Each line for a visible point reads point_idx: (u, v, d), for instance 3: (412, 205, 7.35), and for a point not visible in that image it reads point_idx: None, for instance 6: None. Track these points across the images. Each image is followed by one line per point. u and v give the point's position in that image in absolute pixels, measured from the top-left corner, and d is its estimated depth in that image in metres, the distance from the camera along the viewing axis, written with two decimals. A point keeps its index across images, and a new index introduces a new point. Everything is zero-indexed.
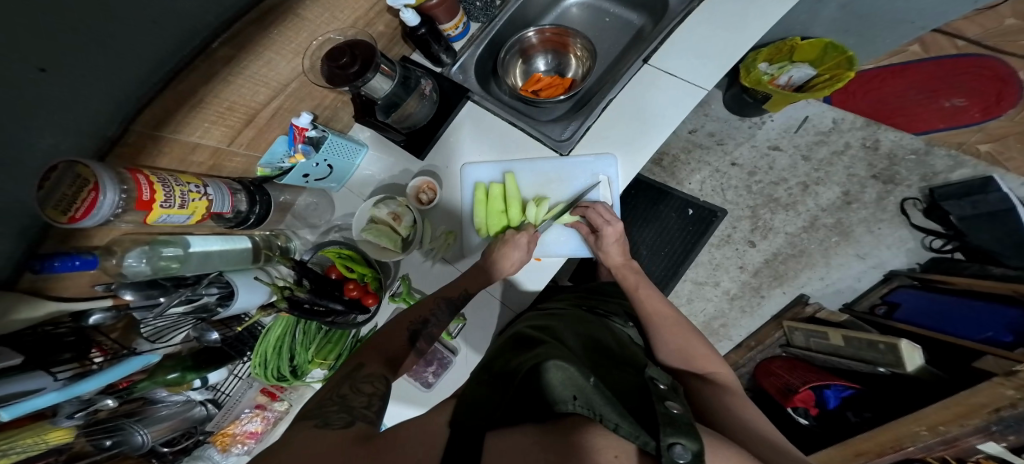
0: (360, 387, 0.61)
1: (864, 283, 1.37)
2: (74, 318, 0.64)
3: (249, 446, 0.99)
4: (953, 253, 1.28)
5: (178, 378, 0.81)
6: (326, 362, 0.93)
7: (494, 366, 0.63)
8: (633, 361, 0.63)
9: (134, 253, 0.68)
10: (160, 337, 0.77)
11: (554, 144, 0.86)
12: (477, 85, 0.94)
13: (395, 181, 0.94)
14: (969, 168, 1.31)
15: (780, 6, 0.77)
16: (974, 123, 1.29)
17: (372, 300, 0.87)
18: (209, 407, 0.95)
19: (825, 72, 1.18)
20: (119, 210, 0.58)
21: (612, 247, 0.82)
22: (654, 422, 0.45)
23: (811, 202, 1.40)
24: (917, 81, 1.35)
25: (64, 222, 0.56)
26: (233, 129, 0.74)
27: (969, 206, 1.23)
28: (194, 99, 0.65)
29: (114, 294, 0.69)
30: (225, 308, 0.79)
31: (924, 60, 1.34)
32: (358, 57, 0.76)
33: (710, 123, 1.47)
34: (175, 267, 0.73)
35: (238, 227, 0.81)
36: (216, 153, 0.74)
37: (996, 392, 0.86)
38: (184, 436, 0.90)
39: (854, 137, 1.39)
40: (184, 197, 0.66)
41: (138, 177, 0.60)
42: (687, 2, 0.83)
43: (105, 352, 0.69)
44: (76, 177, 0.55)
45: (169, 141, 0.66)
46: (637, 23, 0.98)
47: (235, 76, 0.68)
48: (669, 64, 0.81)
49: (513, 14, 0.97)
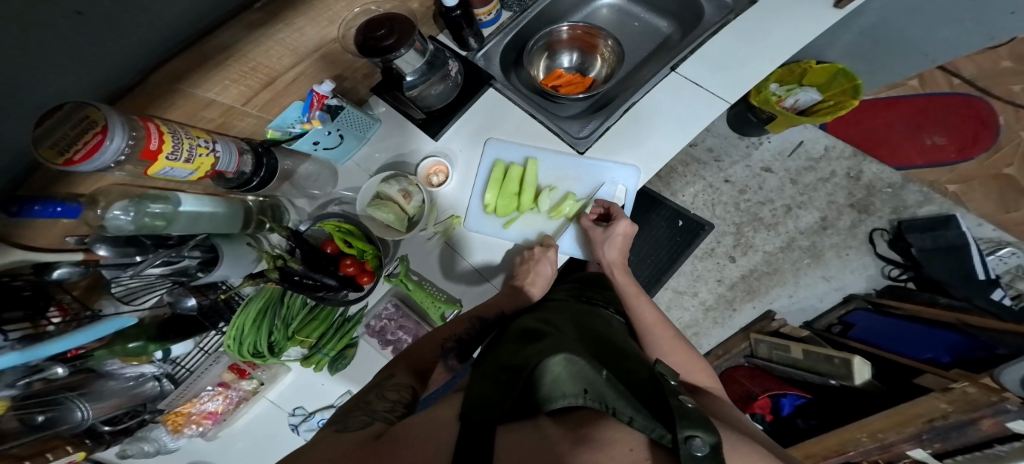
0: (386, 395, 0.64)
1: (826, 303, 1.46)
2: (37, 271, 0.60)
3: (205, 427, 0.96)
4: (907, 282, 1.39)
5: (139, 348, 0.75)
6: (308, 340, 0.89)
7: (500, 359, 0.64)
8: (636, 357, 0.64)
9: (120, 205, 0.64)
10: (133, 298, 0.74)
11: (571, 140, 0.88)
12: (500, 73, 0.95)
13: (404, 159, 0.92)
14: (935, 205, 1.42)
15: (805, 30, 0.82)
16: (950, 161, 1.42)
17: (367, 278, 0.84)
18: (164, 383, 0.89)
19: (830, 98, 1.24)
20: (122, 158, 0.54)
21: (609, 249, 0.82)
22: (670, 415, 0.47)
23: (791, 224, 1.49)
24: (907, 113, 1.47)
25: (58, 165, 0.51)
26: (252, 90, 0.72)
27: (929, 240, 1.33)
28: (219, 57, 0.62)
29: (87, 249, 0.64)
30: (205, 274, 0.76)
31: (918, 94, 1.46)
32: (395, 31, 0.75)
33: (711, 138, 1.54)
34: (161, 225, 0.68)
35: (238, 189, 0.78)
36: (227, 112, 0.71)
37: (931, 404, 0.91)
38: (129, 416, 0.85)
39: (841, 166, 1.48)
40: (192, 151, 0.63)
41: (148, 124, 0.57)
42: (722, 14, 0.87)
43: (65, 312, 0.65)
44: (83, 118, 0.51)
45: (186, 95, 0.63)
46: (665, 31, 1.02)
47: (265, 39, 0.67)
48: (695, 74, 0.85)
49: (545, 7, 0.98)
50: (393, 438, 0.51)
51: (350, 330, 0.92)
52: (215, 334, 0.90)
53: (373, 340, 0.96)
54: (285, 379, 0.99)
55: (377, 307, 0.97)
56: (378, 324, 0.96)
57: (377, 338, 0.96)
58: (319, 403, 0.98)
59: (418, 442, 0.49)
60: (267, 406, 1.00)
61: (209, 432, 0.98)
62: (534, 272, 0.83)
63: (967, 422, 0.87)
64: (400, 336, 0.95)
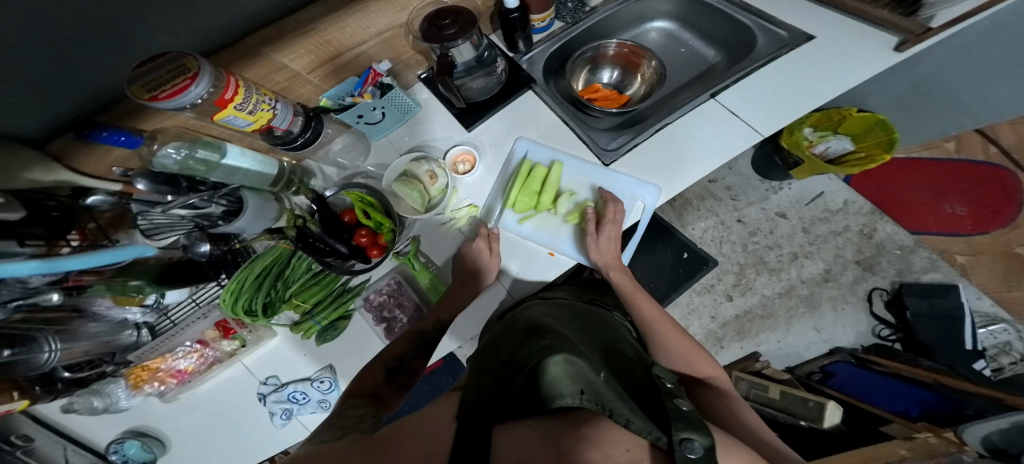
0: (347, 413, 0.60)
1: (811, 352, 1.41)
2: (74, 194, 0.66)
3: (166, 387, 0.91)
4: (894, 343, 1.36)
5: (136, 287, 0.77)
6: (302, 305, 0.87)
7: (500, 354, 0.64)
8: (641, 362, 0.66)
9: (174, 146, 0.71)
10: (155, 234, 0.73)
11: (599, 151, 0.88)
12: (541, 77, 0.96)
13: (433, 144, 0.92)
14: (941, 272, 1.39)
15: (855, 76, 0.82)
16: (963, 232, 1.37)
17: (377, 252, 0.83)
18: (141, 333, 0.87)
19: (863, 150, 1.14)
20: (199, 101, 0.60)
21: (597, 248, 0.81)
22: (667, 419, 0.46)
23: (795, 272, 1.47)
24: (933, 177, 1.42)
25: (143, 101, 0.57)
26: (319, 61, 0.78)
27: (927, 305, 1.31)
28: (291, 32, 0.70)
29: (126, 182, 0.70)
30: (225, 224, 0.74)
31: (949, 159, 1.38)
32: (459, 22, 0.76)
33: (731, 177, 1.56)
34: (200, 171, 0.72)
35: (282, 148, 0.79)
36: (294, 77, 0.78)
37: (890, 449, 0.88)
38: (90, 365, 0.82)
39: (856, 221, 1.47)
40: (257, 105, 0.67)
41: (229, 78, 0.62)
42: (775, 48, 0.88)
43: (83, 237, 0.68)
44: (181, 64, 0.58)
45: (266, 58, 0.71)
46: (711, 59, 1.04)
47: (342, 16, 0.73)
48: (734, 104, 0.86)
49: (596, 23, 1.01)
50: (378, 444, 0.49)
51: (347, 302, 0.89)
52: (212, 287, 0.89)
53: (369, 315, 0.91)
54: (269, 344, 0.95)
55: (378, 282, 0.93)
56: (378, 299, 0.91)
57: (374, 313, 0.91)
58: (297, 375, 0.93)
59: (414, 444, 0.48)
60: (241, 371, 0.95)
61: (168, 393, 0.92)
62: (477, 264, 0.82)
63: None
64: (398, 314, 0.91)
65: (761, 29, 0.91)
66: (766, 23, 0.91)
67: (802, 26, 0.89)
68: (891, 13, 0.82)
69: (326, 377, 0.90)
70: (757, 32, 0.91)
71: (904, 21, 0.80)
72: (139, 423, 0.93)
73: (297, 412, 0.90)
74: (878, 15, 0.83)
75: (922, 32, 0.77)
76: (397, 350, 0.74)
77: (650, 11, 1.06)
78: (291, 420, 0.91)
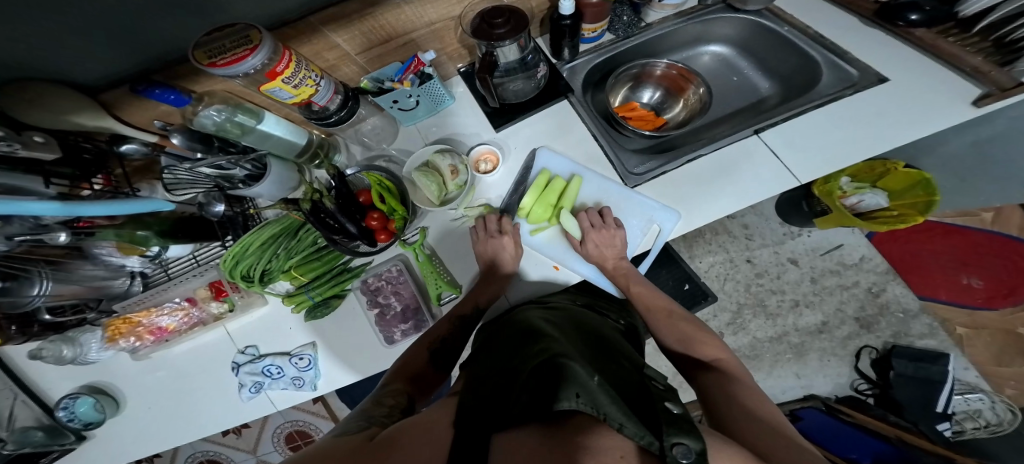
0: (382, 400, 0.63)
1: (786, 396, 1.34)
2: (111, 140, 0.71)
3: (141, 344, 0.88)
4: (867, 397, 1.30)
5: (144, 238, 0.77)
6: (300, 278, 0.85)
7: (498, 360, 0.61)
8: (632, 363, 0.63)
9: (216, 107, 0.71)
10: (175, 188, 0.78)
11: (625, 173, 0.86)
12: (580, 88, 0.96)
13: (461, 138, 0.91)
14: (937, 339, 1.31)
15: (910, 132, 0.79)
16: (974, 305, 1.29)
17: (385, 237, 0.81)
18: (133, 283, 0.87)
19: (896, 208, 1.10)
20: (252, 71, 0.60)
21: (591, 249, 0.80)
22: (657, 421, 0.42)
23: (792, 320, 1.38)
24: (959, 247, 1.32)
25: (203, 65, 0.58)
26: (371, 43, 0.77)
27: (912, 367, 1.24)
28: (353, 16, 0.70)
29: (161, 135, 0.75)
30: (246, 188, 0.75)
31: (981, 230, 1.29)
32: (511, 23, 0.75)
33: (751, 216, 1.45)
34: (235, 133, 0.73)
35: (316, 122, 0.78)
36: (343, 57, 0.77)
37: None
38: (74, 310, 0.83)
39: (867, 279, 1.37)
40: (303, 80, 0.66)
41: (285, 52, 0.62)
42: (840, 86, 0.86)
43: (107, 182, 0.72)
44: (245, 36, 0.59)
45: (322, 36, 0.71)
46: (763, 92, 1.03)
47: (402, 4, 0.73)
48: (774, 144, 0.84)
49: (650, 40, 1.00)
50: (380, 446, 0.48)
51: (344, 282, 0.86)
52: (216, 247, 0.89)
53: (364, 298, 0.88)
54: (257, 311, 0.91)
55: (380, 267, 0.89)
56: (376, 283, 0.88)
57: (369, 297, 0.88)
58: (276, 347, 0.89)
59: (422, 441, 0.47)
60: (222, 336, 0.91)
61: (142, 350, 0.89)
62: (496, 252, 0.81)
63: None
64: (392, 302, 0.87)
65: (829, 66, 0.89)
66: (838, 60, 0.88)
67: (875, 66, 0.85)
68: (983, 62, 0.78)
69: (306, 354, 0.87)
70: (826, 68, 0.89)
71: (995, 72, 0.76)
72: (99, 380, 0.90)
73: (267, 387, 0.86)
74: (967, 61, 0.79)
75: (1009, 88, 0.73)
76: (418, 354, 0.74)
77: (709, 35, 1.04)
78: (258, 394, 0.87)
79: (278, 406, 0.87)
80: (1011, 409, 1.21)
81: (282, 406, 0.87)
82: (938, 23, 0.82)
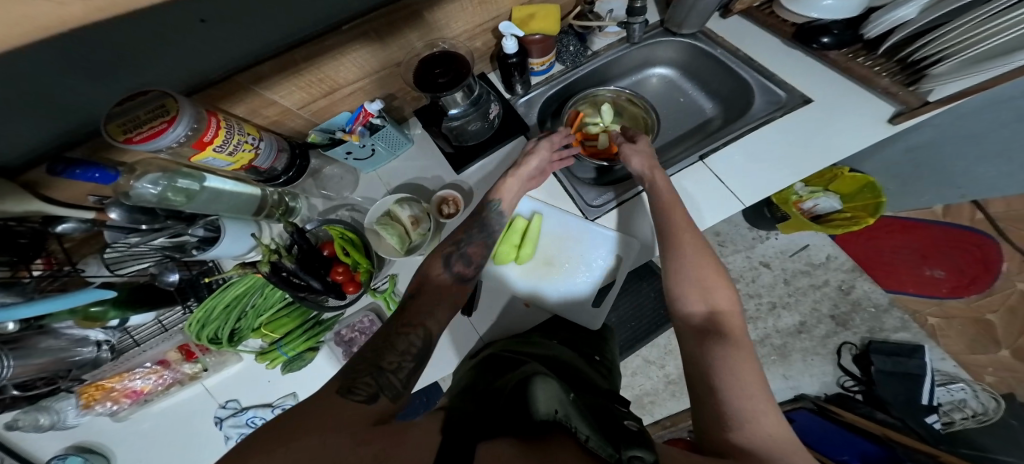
0: (394, 340, 0.54)
1: (776, 398, 1.35)
2: (45, 221, 0.66)
3: (119, 406, 0.85)
4: (856, 394, 1.30)
5: (100, 312, 0.72)
6: (271, 335, 0.82)
7: (477, 385, 0.58)
8: (605, 391, 0.62)
9: (151, 177, 0.66)
10: (120, 266, 0.72)
11: (584, 207, 0.87)
12: (535, 122, 0.97)
13: (421, 182, 0.90)
14: (910, 332, 1.33)
15: (847, 146, 0.82)
16: (939, 296, 1.31)
17: (353, 288, 0.80)
18: (102, 350, 0.82)
19: (848, 210, 1.14)
20: (176, 145, 0.59)
21: (637, 157, 0.83)
22: (617, 438, 0.44)
23: (771, 322, 1.40)
24: (920, 241, 1.34)
25: (119, 142, 0.56)
26: (312, 97, 0.77)
27: (891, 363, 1.26)
28: (290, 71, 0.70)
29: (100, 209, 0.71)
30: (200, 253, 0.73)
31: (937, 224, 1.33)
32: (452, 70, 0.76)
33: (722, 224, 1.48)
34: (178, 201, 0.69)
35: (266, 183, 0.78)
36: (285, 113, 0.77)
37: None
38: (45, 382, 0.76)
39: (835, 277, 1.40)
40: (238, 146, 0.65)
41: (211, 120, 0.61)
42: (771, 109, 0.88)
43: (49, 265, 0.69)
44: (160, 105, 0.58)
45: (255, 94, 0.71)
46: (707, 113, 1.05)
47: (340, 56, 0.73)
48: (720, 167, 0.85)
49: (596, 69, 1.01)
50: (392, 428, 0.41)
51: (317, 335, 0.84)
52: (179, 311, 0.86)
53: (338, 349, 0.86)
54: (231, 368, 0.89)
55: (352, 318, 0.87)
56: (349, 335, 0.85)
57: (343, 348, 0.85)
58: (258, 398, 0.86)
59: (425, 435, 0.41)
60: (199, 393, 0.88)
61: (120, 412, 0.86)
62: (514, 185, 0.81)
63: None
64: None
65: (760, 90, 0.91)
66: (766, 83, 0.90)
67: (801, 89, 0.88)
68: (891, 84, 0.80)
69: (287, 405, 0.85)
70: (757, 92, 0.91)
71: (902, 92, 0.79)
72: (87, 438, 0.86)
73: None
74: (877, 84, 0.82)
75: (917, 107, 0.76)
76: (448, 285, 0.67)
77: (653, 58, 1.06)
78: None
79: None
80: (994, 398, 1.24)
81: None
82: (847, 46, 0.85)
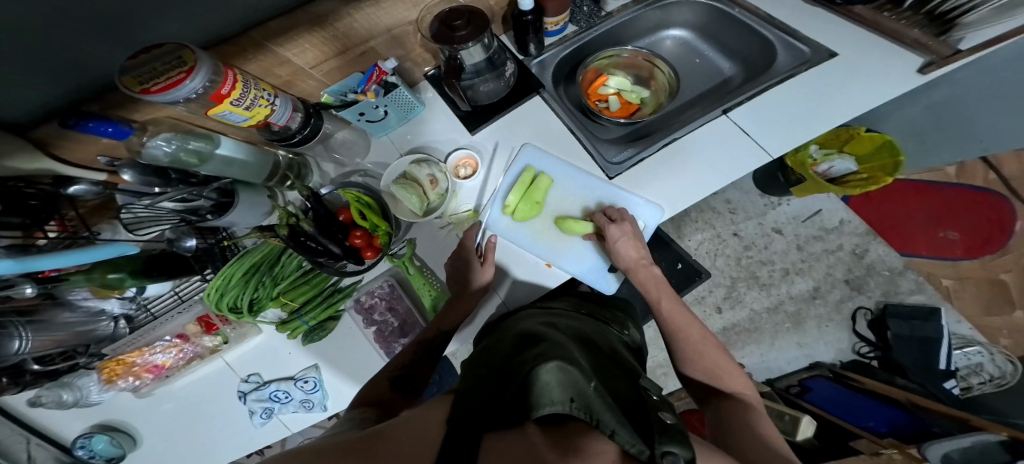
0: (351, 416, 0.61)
1: (792, 367, 1.37)
2: (55, 183, 0.64)
3: (141, 382, 0.89)
4: (872, 361, 1.32)
5: (117, 280, 0.74)
6: (290, 304, 0.84)
7: (494, 362, 0.59)
8: (626, 369, 0.62)
9: (164, 137, 0.64)
10: (138, 228, 0.70)
11: (604, 164, 0.87)
12: (550, 83, 0.96)
13: (435, 145, 0.91)
14: (925, 294, 1.35)
15: (867, 102, 0.81)
16: (954, 258, 1.34)
17: (371, 254, 0.82)
18: (119, 323, 0.85)
19: (864, 171, 1.16)
20: (193, 96, 0.57)
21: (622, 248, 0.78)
22: (649, 429, 0.44)
23: (785, 288, 1.41)
24: (931, 204, 1.37)
25: (134, 92, 0.54)
26: (324, 56, 0.76)
27: (907, 327, 1.27)
28: (304, 26, 0.68)
29: (111, 171, 0.70)
30: (215, 219, 0.71)
31: (947, 185, 1.36)
32: (471, 24, 0.75)
33: (733, 192, 1.48)
34: (193, 163, 0.66)
35: (279, 142, 0.77)
36: (297, 72, 0.76)
37: None
38: (64, 357, 0.79)
39: (849, 241, 1.41)
40: (254, 101, 0.63)
41: (228, 72, 0.58)
42: (795, 64, 0.87)
43: (62, 229, 0.67)
44: (177, 57, 0.55)
45: (269, 51, 0.69)
46: (727, 73, 1.04)
47: (354, 12, 0.72)
48: (744, 122, 0.85)
49: (611, 29, 1.00)
50: (371, 440, 0.46)
51: (337, 303, 0.86)
52: (196, 280, 0.88)
53: (359, 317, 0.89)
54: (252, 341, 0.91)
55: (371, 284, 0.90)
56: (369, 301, 0.89)
57: (365, 316, 0.89)
58: (278, 373, 0.90)
59: (409, 441, 0.45)
60: (221, 367, 0.91)
61: (143, 388, 0.90)
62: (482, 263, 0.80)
63: None
64: (388, 318, 0.88)
65: (785, 45, 0.90)
66: (790, 39, 0.89)
67: (826, 44, 0.87)
68: (922, 34, 0.80)
69: (310, 377, 0.88)
70: (780, 48, 0.90)
71: (933, 42, 0.79)
72: (112, 418, 0.90)
73: (278, 412, 0.87)
74: (909, 35, 0.82)
75: (949, 55, 0.77)
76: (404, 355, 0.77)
77: (667, 20, 1.05)
78: (270, 419, 0.88)
79: (293, 428, 0.88)
80: (1010, 361, 1.23)
81: (296, 429, 0.88)
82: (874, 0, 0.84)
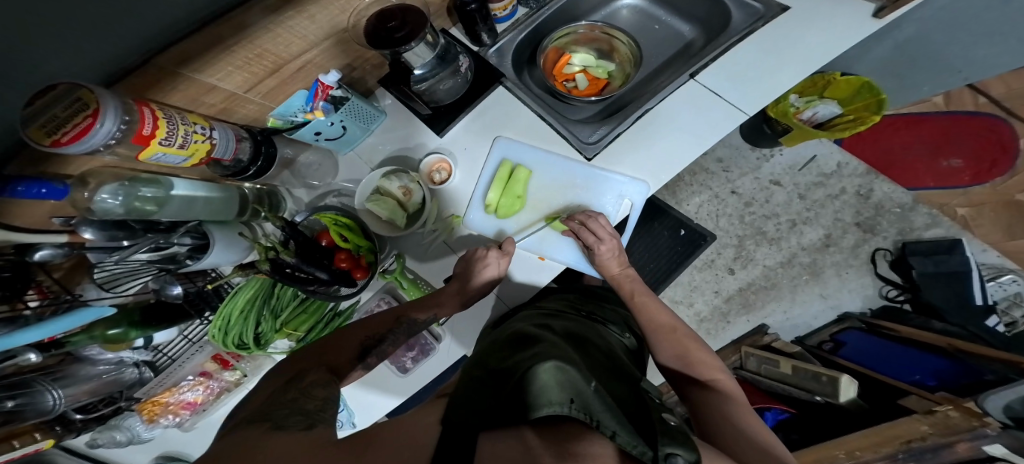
0: (311, 392, 0.54)
1: (820, 322, 1.33)
2: (19, 251, 0.59)
3: (182, 418, 0.92)
4: (903, 304, 1.27)
5: (119, 334, 0.73)
6: (295, 333, 0.85)
7: (488, 363, 0.55)
8: (625, 373, 0.58)
9: (110, 188, 0.61)
10: (115, 285, 0.70)
11: (580, 145, 0.84)
12: (512, 71, 0.93)
13: (408, 154, 0.89)
14: (943, 228, 1.30)
15: (839, 45, 0.78)
16: (963, 185, 1.32)
17: (362, 274, 0.80)
18: (143, 370, 0.85)
19: (850, 112, 1.11)
20: (112, 142, 0.52)
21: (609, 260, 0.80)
22: (650, 431, 0.42)
23: (794, 240, 1.36)
24: (929, 133, 1.35)
25: (45, 145, 0.47)
26: (256, 76, 0.71)
27: (932, 264, 1.22)
28: (226, 43, 0.61)
29: (72, 230, 0.62)
30: (194, 262, 0.73)
31: (940, 113, 1.34)
32: (408, 23, 0.73)
33: (722, 148, 1.43)
34: (151, 210, 0.66)
35: (236, 177, 0.77)
36: (230, 98, 0.71)
37: (911, 427, 0.88)
38: (104, 403, 0.81)
39: (851, 183, 1.36)
40: (186, 137, 0.61)
41: (143, 109, 0.54)
42: (750, 21, 0.83)
43: (43, 295, 0.64)
44: (75, 99, 0.48)
45: (186, 79, 0.61)
46: (687, 36, 0.99)
47: (277, 26, 0.66)
48: (712, 82, 0.81)
49: (563, 6, 0.97)
50: (356, 442, 0.43)
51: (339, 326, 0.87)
52: (200, 322, 0.87)
53: None
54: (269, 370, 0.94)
55: (368, 303, 0.90)
56: None
57: None
58: None
59: (401, 447, 0.42)
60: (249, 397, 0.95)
61: (186, 422, 0.93)
62: (483, 262, 0.77)
63: (944, 446, 0.83)
64: None
65: (735, 3, 0.86)
66: None
67: None
68: None
69: None
70: (732, 6, 0.86)
71: None
72: (170, 448, 0.95)
73: None
74: None
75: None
76: (381, 327, 0.73)
77: None
78: None
79: None
80: None
81: None
82: None
